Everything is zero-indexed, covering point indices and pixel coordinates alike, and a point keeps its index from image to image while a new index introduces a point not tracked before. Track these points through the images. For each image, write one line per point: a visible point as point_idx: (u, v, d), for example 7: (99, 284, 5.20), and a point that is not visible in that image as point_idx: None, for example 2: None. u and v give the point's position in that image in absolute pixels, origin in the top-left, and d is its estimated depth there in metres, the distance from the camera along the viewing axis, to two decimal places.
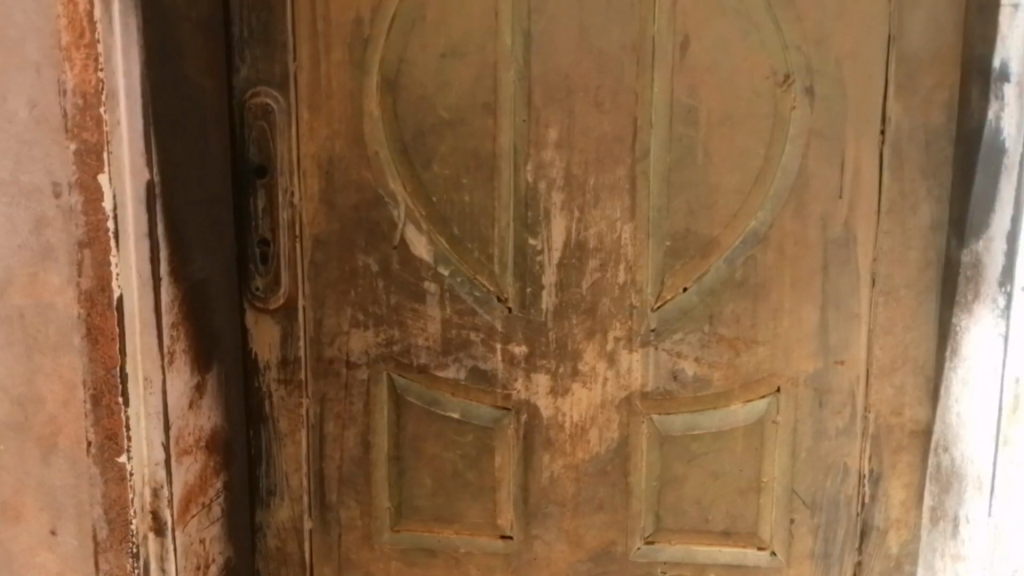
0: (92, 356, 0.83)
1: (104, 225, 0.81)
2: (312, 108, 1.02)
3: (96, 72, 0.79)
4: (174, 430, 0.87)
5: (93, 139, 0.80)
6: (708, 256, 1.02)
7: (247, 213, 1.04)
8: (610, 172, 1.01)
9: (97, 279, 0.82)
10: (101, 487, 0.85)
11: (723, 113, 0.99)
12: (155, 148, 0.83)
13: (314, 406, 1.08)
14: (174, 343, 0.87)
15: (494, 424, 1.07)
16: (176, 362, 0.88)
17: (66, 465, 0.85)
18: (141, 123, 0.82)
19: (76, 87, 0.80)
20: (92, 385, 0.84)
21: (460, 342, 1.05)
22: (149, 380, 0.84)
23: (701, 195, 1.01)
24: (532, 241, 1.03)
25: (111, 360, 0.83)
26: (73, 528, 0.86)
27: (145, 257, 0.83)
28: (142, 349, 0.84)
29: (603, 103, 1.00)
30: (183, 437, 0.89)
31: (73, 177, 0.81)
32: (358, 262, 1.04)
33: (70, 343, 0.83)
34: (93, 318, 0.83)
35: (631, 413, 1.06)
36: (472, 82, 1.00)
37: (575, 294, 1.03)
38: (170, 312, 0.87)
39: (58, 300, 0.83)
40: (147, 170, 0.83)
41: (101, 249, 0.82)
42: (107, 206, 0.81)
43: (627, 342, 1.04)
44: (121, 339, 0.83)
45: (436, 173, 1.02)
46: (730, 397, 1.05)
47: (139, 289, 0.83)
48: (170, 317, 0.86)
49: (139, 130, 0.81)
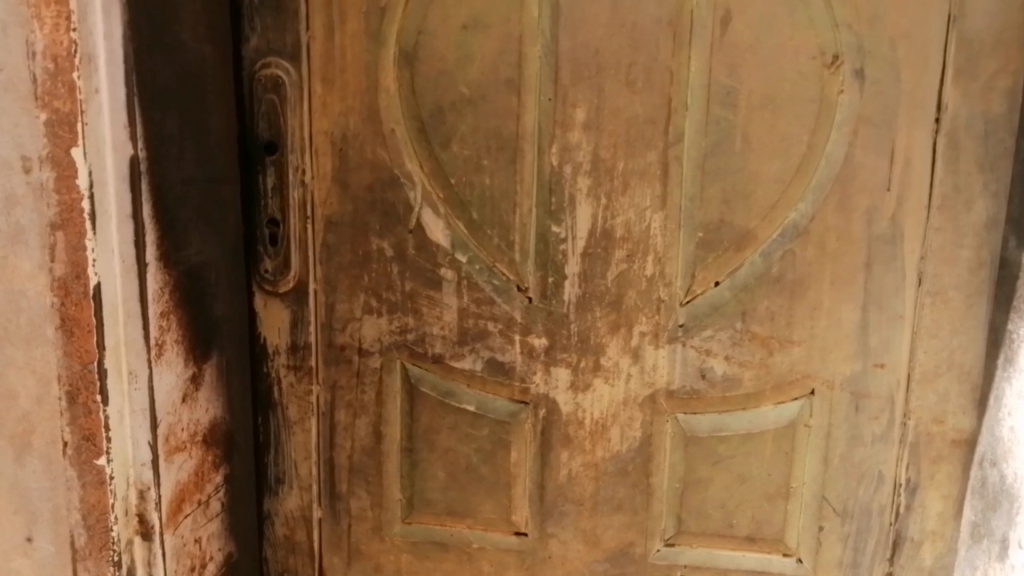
0: (68, 350, 0.77)
1: (78, 206, 0.74)
2: (325, 81, 0.96)
3: (69, 32, 0.71)
4: (162, 427, 0.83)
5: (66, 109, 0.73)
6: (743, 249, 0.96)
7: (257, 191, 0.99)
8: (641, 157, 0.94)
9: (72, 265, 0.75)
10: (79, 491, 0.80)
11: (765, 95, 0.92)
12: (140, 120, 0.77)
13: (325, 394, 1.04)
14: (163, 334, 0.82)
15: (510, 418, 1.02)
16: (166, 355, 0.83)
17: (41, 466, 0.80)
18: (124, 93, 0.75)
19: (47, 49, 0.72)
20: (68, 381, 0.77)
21: (477, 333, 1.00)
22: (134, 375, 0.79)
23: (738, 184, 0.94)
24: (555, 229, 0.96)
25: (88, 355, 0.77)
26: (50, 533, 0.81)
27: (130, 241, 0.77)
28: (126, 341, 0.78)
29: (636, 83, 0.93)
30: (173, 434, 0.85)
31: (43, 150, 0.73)
32: (371, 245, 0.99)
33: (43, 334, 0.77)
34: (68, 309, 0.76)
35: (655, 412, 1.00)
36: (496, 56, 0.93)
37: (599, 285, 0.97)
38: (158, 301, 0.81)
39: (30, 288, 0.76)
40: (130, 144, 0.76)
41: (76, 231, 0.75)
42: (81, 183, 0.74)
43: (653, 338, 0.99)
44: (99, 332, 0.77)
45: (455, 154, 0.96)
46: (761, 398, 0.99)
47: (123, 276, 0.77)
48: (158, 306, 0.81)
49: (121, 99, 0.75)
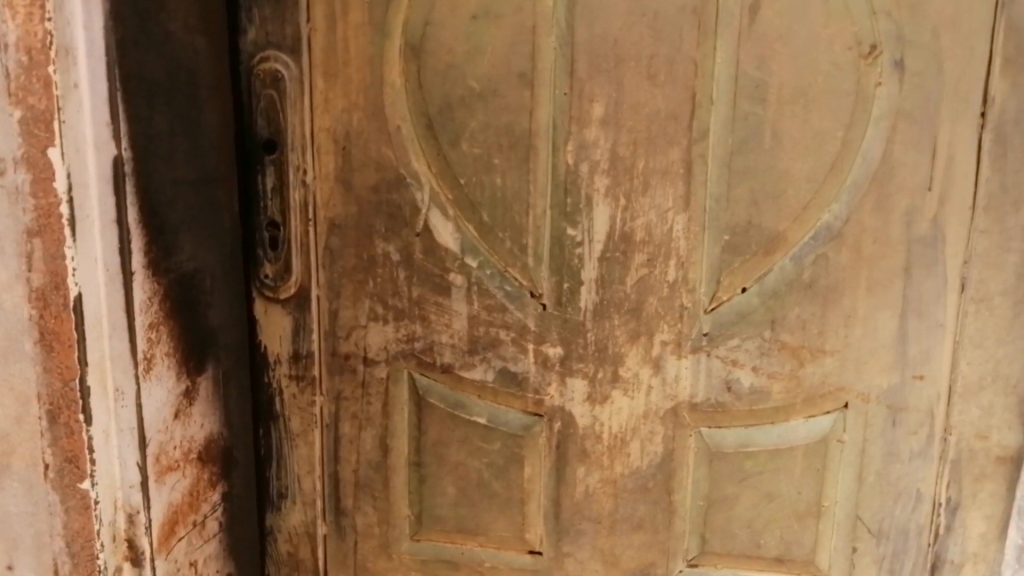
0: (47, 366, 0.72)
1: (57, 210, 0.69)
2: (327, 75, 0.90)
3: (43, 22, 0.67)
4: (152, 447, 0.79)
5: (41, 106, 0.68)
6: (772, 253, 0.89)
7: (255, 192, 0.93)
8: (663, 155, 0.88)
9: (50, 274, 0.71)
10: (62, 517, 0.75)
11: (797, 88, 0.86)
12: (123, 118, 0.73)
13: (329, 405, 0.99)
14: (152, 347, 0.78)
15: (524, 432, 0.96)
16: (155, 369, 0.78)
17: (22, 489, 0.76)
18: (106, 88, 0.71)
19: (20, 41, 0.67)
20: (48, 399, 0.73)
21: (488, 341, 0.95)
22: (120, 392, 0.75)
23: (767, 183, 0.88)
24: (571, 231, 0.91)
25: (69, 372, 0.72)
26: (30, 561, 0.77)
27: (114, 247, 0.73)
28: (112, 355, 0.74)
29: (657, 76, 0.86)
30: (164, 454, 0.80)
31: (18, 151, 0.69)
32: (376, 249, 0.94)
33: (20, 349, 0.72)
34: (47, 322, 0.71)
35: (677, 426, 0.95)
36: (507, 48, 0.87)
37: (618, 292, 0.91)
38: (146, 312, 0.77)
39: (6, 299, 0.72)
40: (113, 143, 0.72)
41: (54, 237, 0.70)
42: (59, 186, 0.69)
43: (676, 347, 0.92)
44: (80, 346, 0.72)
45: (465, 153, 0.90)
46: (791, 412, 0.93)
47: (107, 285, 0.73)
48: (145, 317, 0.77)
49: (103, 95, 0.71)
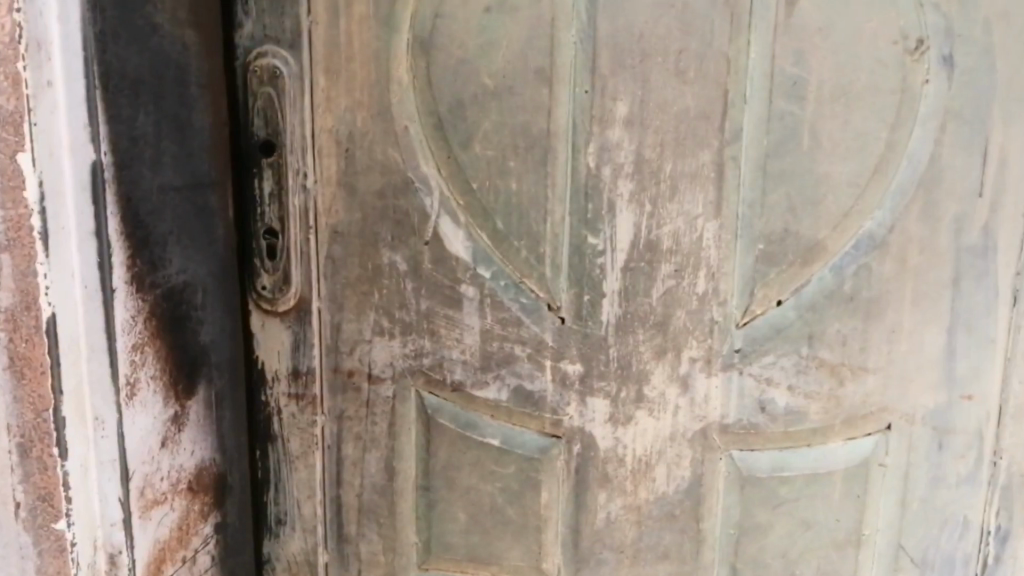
0: (17, 395, 0.66)
1: (28, 222, 0.64)
2: (329, 72, 0.84)
3: (12, 13, 0.61)
4: (136, 480, 0.74)
5: (10, 107, 0.62)
6: (810, 263, 0.83)
7: (250, 198, 0.87)
8: (693, 158, 0.81)
9: (21, 292, 0.65)
10: (35, 561, 0.69)
11: (838, 86, 0.79)
12: (101, 118, 0.67)
13: (330, 425, 0.92)
14: (137, 371, 0.73)
15: (541, 454, 0.89)
16: (139, 396, 0.74)
17: None
18: (83, 86, 0.65)
19: None
20: (19, 432, 0.67)
21: (502, 357, 0.88)
22: (100, 422, 0.70)
23: (805, 188, 0.81)
24: (592, 240, 0.84)
25: (43, 402, 0.66)
26: None
27: (92, 261, 0.68)
28: (90, 381, 0.68)
29: (686, 72, 0.80)
30: (149, 487, 0.76)
31: None
32: (382, 259, 0.87)
33: None
34: (18, 346, 0.66)
35: (706, 449, 0.88)
36: (524, 43, 0.81)
37: (643, 305, 0.85)
38: (129, 333, 0.72)
39: None
40: (90, 147, 0.66)
41: (24, 253, 0.64)
42: (30, 196, 0.63)
43: (705, 364, 0.86)
44: (54, 373, 0.66)
45: (477, 156, 0.84)
46: (829, 433, 0.87)
47: (85, 304, 0.67)
48: (129, 338, 0.72)
49: (80, 94, 0.65)
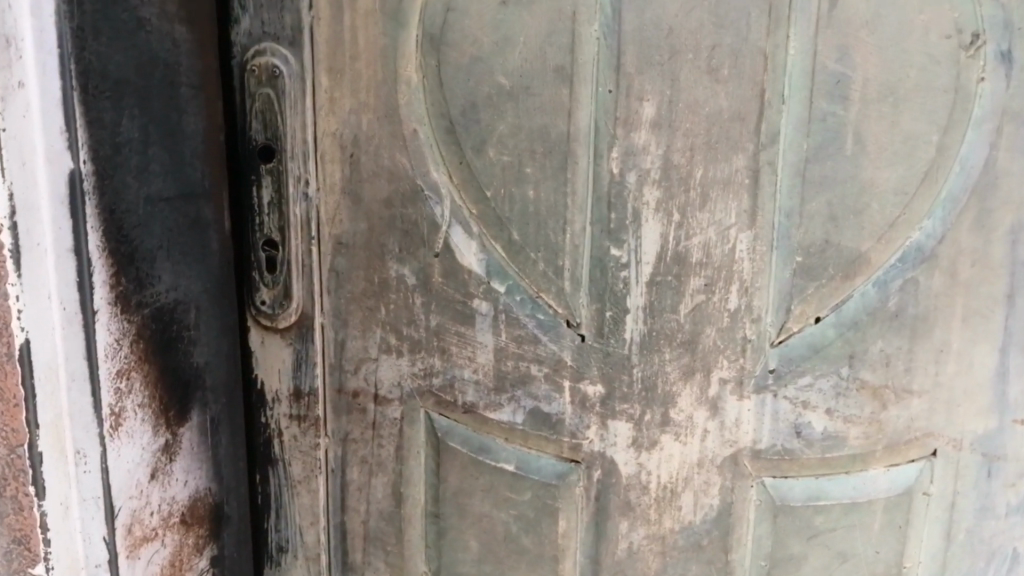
0: None
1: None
2: (332, 72, 0.78)
3: None
4: (123, 517, 0.69)
5: None
6: (852, 277, 0.77)
7: (248, 207, 0.81)
8: (725, 163, 0.75)
9: None
10: None
11: (885, 85, 0.73)
12: (80, 123, 0.62)
13: (335, 448, 0.87)
14: (122, 400, 0.68)
15: (559, 481, 0.83)
16: (125, 427, 0.68)
17: None
18: (59, 87, 0.60)
19: None
20: None
21: (518, 377, 0.82)
22: (82, 456, 0.65)
23: (848, 196, 0.75)
24: (615, 252, 0.77)
25: (17, 437, 0.63)
26: None
27: (71, 281, 0.62)
28: (71, 412, 0.63)
29: (719, 70, 0.73)
30: (138, 524, 0.71)
31: None
32: (388, 272, 0.81)
33: None
34: None
35: (737, 476, 0.82)
36: (543, 38, 0.74)
37: (670, 322, 0.79)
38: (113, 359, 0.67)
39: None
40: (68, 156, 0.61)
41: None
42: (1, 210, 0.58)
43: (736, 386, 0.80)
44: (27, 407, 0.62)
45: (492, 161, 0.77)
46: (870, 460, 0.80)
47: (63, 328, 0.62)
48: (113, 365, 0.66)
49: (56, 97, 0.60)
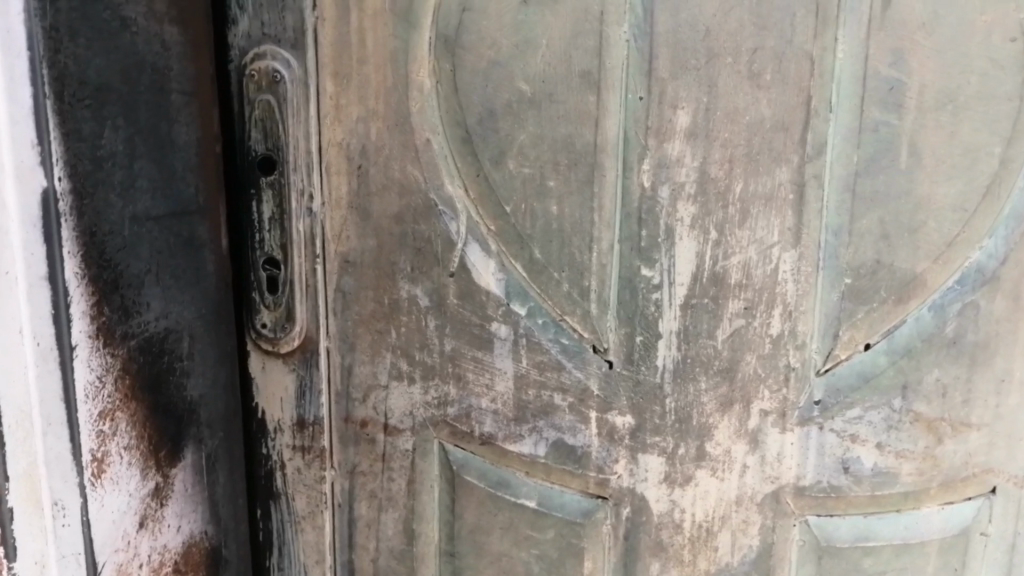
0: None
1: None
2: (338, 77, 0.71)
3: None
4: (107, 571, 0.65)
5: None
6: (906, 300, 0.70)
7: (247, 222, 0.74)
8: (768, 177, 0.68)
9: None
10: None
11: (943, 92, 0.67)
12: (54, 134, 0.57)
13: (342, 481, 0.80)
14: (105, 444, 0.64)
15: (583, 518, 0.77)
16: (108, 473, 0.64)
17: None
18: (29, 94, 0.55)
19: None
20: None
21: (539, 407, 0.76)
22: (60, 508, 0.61)
23: (902, 213, 0.69)
24: (646, 272, 0.71)
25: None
26: None
27: (46, 314, 0.58)
28: (47, 460, 0.59)
29: (761, 75, 0.67)
30: None
31: None
32: (399, 293, 0.75)
33: None
34: None
35: (778, 514, 0.75)
36: (567, 41, 0.67)
37: (705, 348, 0.72)
38: (93, 400, 0.62)
39: None
40: (41, 170, 0.57)
41: None
42: None
43: (779, 419, 0.73)
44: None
45: (512, 173, 0.71)
46: (923, 497, 0.74)
47: (37, 367, 0.58)
48: (93, 406, 0.62)
49: (27, 105, 0.55)
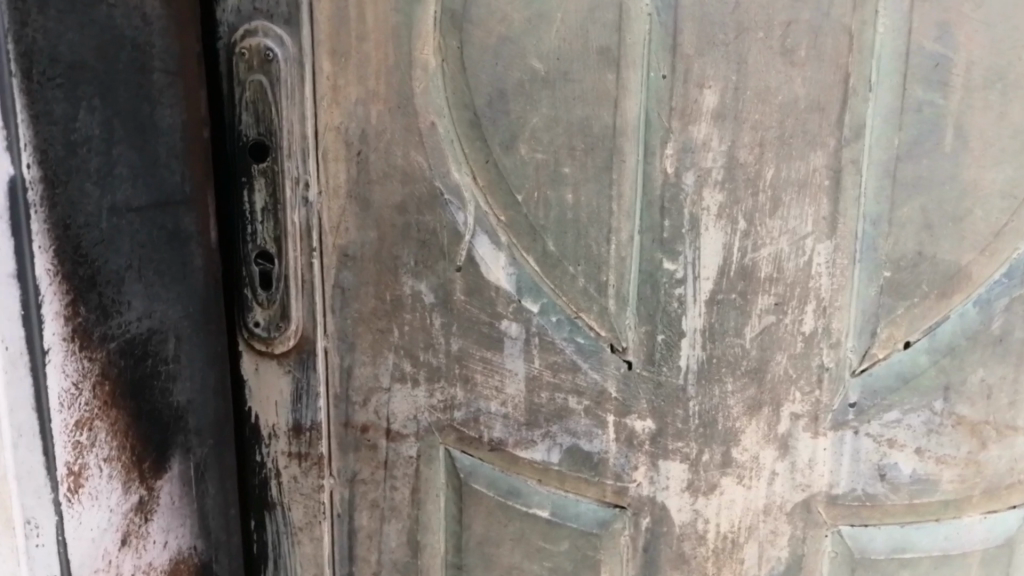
0: None
1: None
2: (335, 55, 0.66)
3: None
4: None
5: None
6: (949, 295, 0.65)
7: (237, 213, 0.69)
8: (802, 162, 0.63)
9: None
10: None
11: (993, 70, 0.61)
12: (22, 116, 0.52)
13: (341, 489, 0.75)
14: (82, 456, 0.59)
15: (600, 529, 0.72)
16: (86, 487, 0.59)
17: None
18: None
19: None
20: None
21: (554, 411, 0.70)
22: (34, 527, 0.56)
23: (946, 201, 0.64)
24: (669, 265, 0.66)
25: None
26: None
27: (15, 314, 0.53)
28: (18, 475, 0.54)
29: (795, 51, 0.61)
30: None
31: None
32: (402, 289, 0.70)
33: None
34: None
35: (809, 525, 0.71)
36: (584, 15, 0.62)
37: (733, 347, 0.67)
38: (69, 410, 0.57)
39: None
40: (8, 155, 0.51)
41: None
42: None
43: (810, 422, 0.68)
44: None
45: (524, 160, 0.66)
46: (964, 506, 0.70)
47: (7, 372, 0.52)
48: (68, 415, 0.57)
49: None
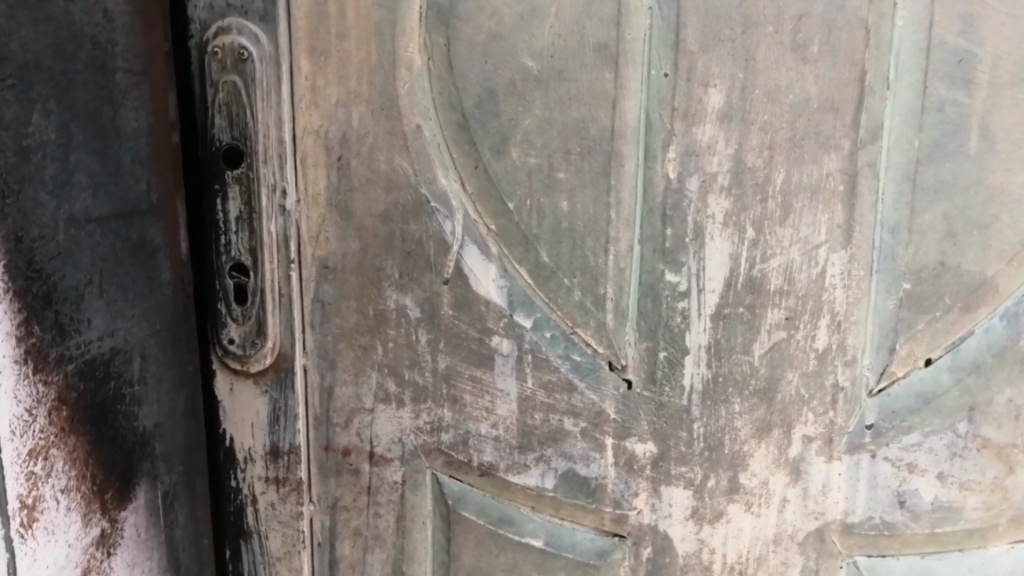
0: None
1: None
2: (314, 54, 0.61)
3: None
4: None
5: None
6: (974, 308, 0.61)
7: (210, 222, 0.64)
8: (815, 165, 0.59)
9: None
10: None
11: (1021, 65, 0.57)
12: None
13: (322, 517, 0.70)
14: (36, 488, 0.54)
15: (598, 559, 0.68)
16: (40, 522, 0.54)
17: None
18: None
19: None
20: None
21: (548, 433, 0.66)
22: None
23: (971, 207, 0.59)
24: (671, 277, 0.61)
25: None
26: None
27: None
28: None
29: (808, 47, 0.57)
30: None
31: None
32: (386, 303, 0.65)
33: None
34: None
35: (822, 555, 0.67)
36: (580, 9, 0.57)
37: (741, 366, 0.62)
38: (20, 439, 0.52)
39: None
40: None
41: None
42: None
43: (824, 446, 0.64)
44: None
45: (516, 164, 0.61)
46: (989, 535, 0.65)
47: None
48: (19, 445, 0.52)
49: None
